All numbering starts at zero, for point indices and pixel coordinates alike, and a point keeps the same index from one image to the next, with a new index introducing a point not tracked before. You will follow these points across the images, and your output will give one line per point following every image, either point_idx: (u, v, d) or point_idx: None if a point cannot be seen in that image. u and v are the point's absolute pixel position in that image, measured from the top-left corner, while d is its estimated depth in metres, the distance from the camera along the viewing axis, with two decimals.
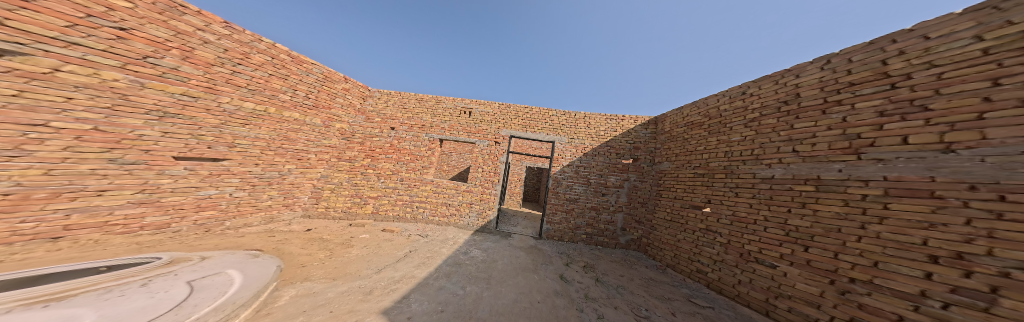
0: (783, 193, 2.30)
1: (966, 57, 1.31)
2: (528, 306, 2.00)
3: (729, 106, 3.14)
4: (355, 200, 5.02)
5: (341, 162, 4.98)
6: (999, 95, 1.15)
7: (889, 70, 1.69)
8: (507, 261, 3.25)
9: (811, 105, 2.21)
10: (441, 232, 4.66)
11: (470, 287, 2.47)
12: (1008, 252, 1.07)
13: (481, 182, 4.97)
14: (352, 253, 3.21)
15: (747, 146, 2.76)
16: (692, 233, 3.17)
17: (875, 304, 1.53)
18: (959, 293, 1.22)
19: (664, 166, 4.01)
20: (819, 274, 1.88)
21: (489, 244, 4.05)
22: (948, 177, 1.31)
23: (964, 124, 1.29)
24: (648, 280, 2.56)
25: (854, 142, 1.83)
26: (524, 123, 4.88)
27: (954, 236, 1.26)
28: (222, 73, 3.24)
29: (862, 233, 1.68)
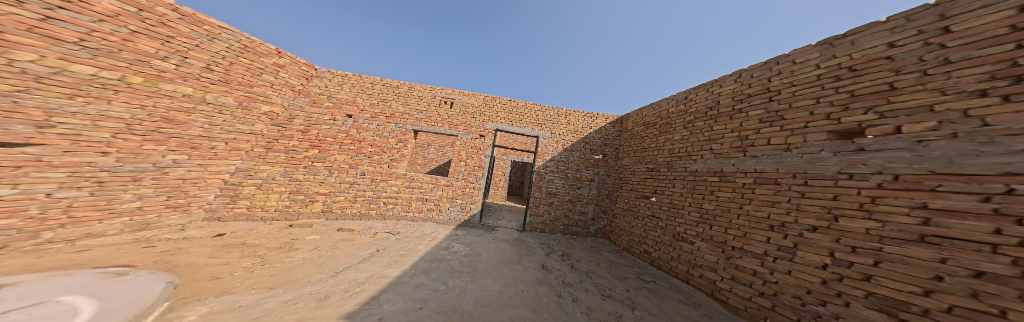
0: (700, 182, 3.05)
1: (804, 81, 2.14)
2: (513, 296, 2.21)
3: (675, 111, 3.82)
4: (296, 197, 4.19)
5: (270, 154, 4.01)
6: (818, 111, 1.99)
7: (769, 86, 2.47)
8: (492, 255, 3.37)
9: (725, 112, 2.96)
10: (413, 229, 4.38)
11: (452, 282, 2.52)
12: (805, 219, 1.92)
13: (464, 176, 4.81)
14: (295, 258, 2.71)
15: (685, 144, 3.45)
16: (642, 219, 3.87)
17: (743, 264, 2.32)
18: (781, 250, 2.05)
19: (625, 161, 4.68)
20: (717, 246, 2.62)
21: (473, 239, 4.07)
22: (784, 168, 2.15)
23: (797, 130, 2.13)
24: (610, 263, 3.10)
25: (744, 142, 2.62)
26: (510, 116, 4.84)
27: (780, 210, 2.12)
28: (17, 15, 2.00)
29: (741, 211, 2.47)
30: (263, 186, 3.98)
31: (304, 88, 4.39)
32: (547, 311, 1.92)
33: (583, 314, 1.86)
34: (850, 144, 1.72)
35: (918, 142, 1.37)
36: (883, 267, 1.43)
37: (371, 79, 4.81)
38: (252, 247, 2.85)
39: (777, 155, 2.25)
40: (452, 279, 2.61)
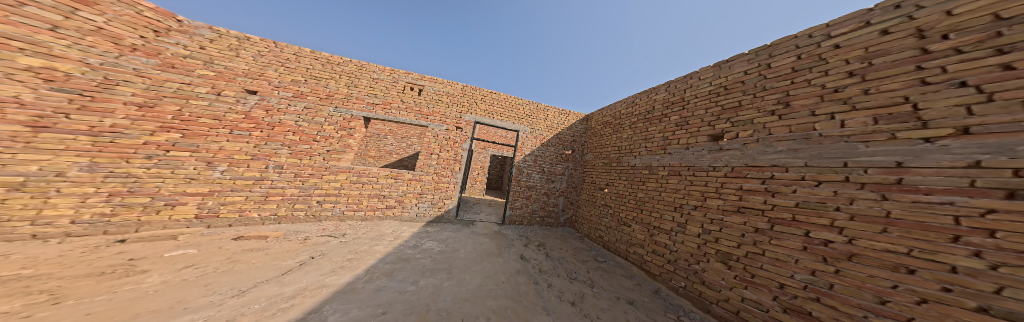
0: (634, 173, 3.78)
1: (699, 92, 3.02)
2: (494, 288, 2.32)
3: (625, 114, 4.41)
4: (135, 201, 2.73)
5: (39, 135, 2.34)
6: (704, 118, 2.85)
7: (680, 94, 3.31)
8: (469, 249, 3.38)
9: (656, 116, 3.65)
10: (359, 230, 3.64)
11: (424, 281, 2.36)
12: (690, 202, 2.72)
13: (438, 170, 4.60)
14: (153, 281, 1.72)
15: (631, 142, 4.02)
16: (597, 207, 4.46)
17: (657, 239, 3.05)
18: (676, 226, 2.84)
19: (589, 156, 5.14)
20: (643, 227, 3.33)
21: (450, 235, 3.92)
22: (680, 162, 3.00)
23: (694, 133, 2.96)
24: (576, 250, 3.66)
25: (663, 141, 3.39)
26: (490, 109, 4.80)
27: (675, 195, 2.96)
28: None
29: (656, 197, 3.21)
30: (29, 187, 2.29)
31: (150, 44, 2.93)
32: (526, 298, 2.14)
33: (557, 298, 2.20)
34: (715, 143, 2.66)
35: (743, 144, 2.34)
36: (722, 231, 2.33)
37: (292, 49, 3.87)
38: (23, 281, 1.51)
39: (688, 154, 2.95)
40: (410, 284, 2.27)
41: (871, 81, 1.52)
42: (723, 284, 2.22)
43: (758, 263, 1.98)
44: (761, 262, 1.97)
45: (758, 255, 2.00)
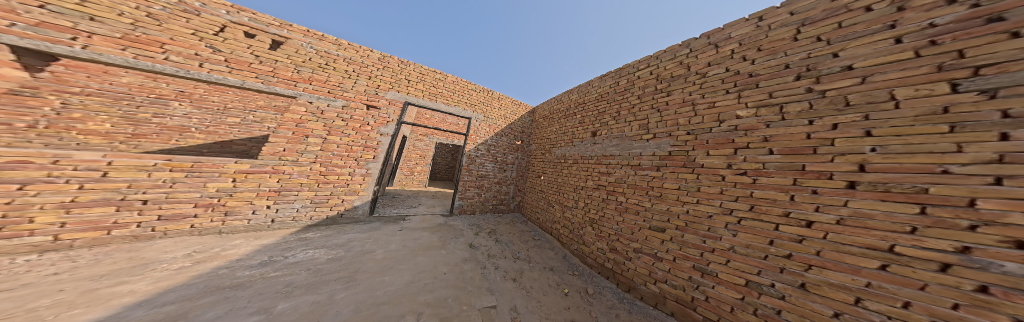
0: (552, 159, 4.46)
1: (580, 97, 4.03)
2: (428, 282, 2.14)
3: (550, 111, 4.90)
4: None
5: None
6: (582, 117, 3.88)
7: (570, 99, 4.31)
8: (391, 247, 2.82)
9: (560, 114, 4.49)
10: (9, 277, 1.48)
11: (290, 302, 1.63)
12: (579, 184, 3.64)
13: (324, 159, 3.47)
14: None
15: (553, 135, 4.58)
16: (535, 188, 4.76)
17: (563, 214, 3.86)
18: (572, 202, 3.73)
19: (531, 147, 5.35)
20: (557, 204, 4.07)
21: (361, 236, 3.12)
22: (573, 151, 3.95)
23: (576, 130, 3.96)
24: (521, 232, 4.06)
25: (562, 137, 4.29)
26: (417, 91, 4.35)
27: (570, 177, 3.85)
28: None
29: (561, 183, 4.03)
30: None
31: None
32: (471, 283, 2.23)
33: (502, 278, 2.45)
34: (592, 137, 3.62)
35: (597, 139, 3.50)
36: (589, 203, 3.38)
37: None
38: None
39: (584, 146, 3.72)
40: (240, 319, 1.32)
41: (638, 104, 2.96)
42: (591, 241, 3.24)
43: (603, 222, 3.10)
44: (604, 221, 3.10)
45: (605, 216, 3.10)
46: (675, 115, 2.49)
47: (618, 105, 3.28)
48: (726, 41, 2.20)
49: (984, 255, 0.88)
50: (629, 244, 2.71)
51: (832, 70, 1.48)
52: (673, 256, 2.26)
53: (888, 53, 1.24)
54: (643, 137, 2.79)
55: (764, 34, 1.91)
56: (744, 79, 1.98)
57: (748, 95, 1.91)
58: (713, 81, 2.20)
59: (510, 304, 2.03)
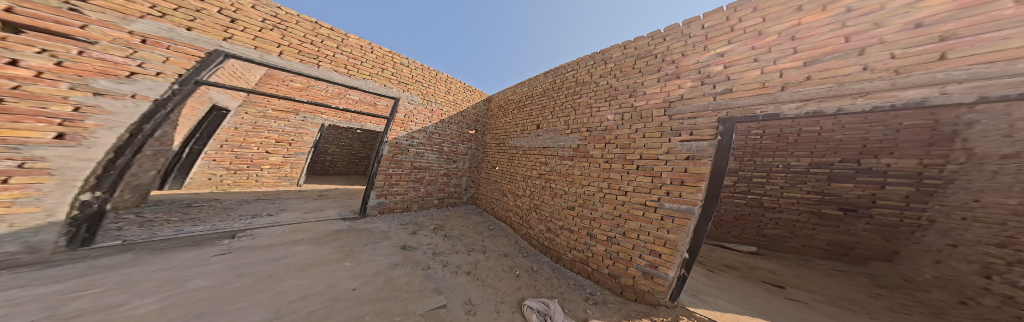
0: (500, 151, 4.37)
1: (521, 91, 4.05)
2: (321, 307, 1.31)
3: (502, 104, 4.66)
4: None
5: None
6: (523, 108, 3.90)
7: (509, 96, 4.41)
8: (199, 286, 1.39)
9: (505, 107, 4.47)
10: None
11: None
12: (523, 180, 3.59)
13: None
14: None
15: (501, 131, 4.49)
16: (489, 181, 4.51)
17: (509, 207, 3.79)
18: (519, 193, 3.62)
19: (485, 136, 5.01)
20: (507, 196, 3.88)
21: (81, 281, 1.30)
22: (517, 142, 3.90)
23: (516, 123, 4.02)
24: (475, 223, 3.69)
25: (508, 135, 4.22)
26: (248, 37, 2.28)
27: (518, 170, 3.72)
28: None
29: (507, 178, 3.99)
30: None
31: None
32: (407, 289, 1.67)
33: (453, 273, 2.07)
34: (536, 130, 3.48)
35: (531, 131, 3.58)
36: (528, 194, 3.43)
37: None
38: None
39: (531, 138, 3.56)
40: None
41: (550, 104, 3.24)
42: (534, 224, 3.24)
43: (544, 207, 3.11)
44: (544, 207, 3.12)
45: (542, 202, 3.16)
46: (586, 115, 2.71)
47: (551, 102, 3.28)
48: (609, 60, 2.55)
49: (666, 200, 1.89)
50: (555, 223, 2.89)
51: (638, 93, 2.21)
52: (578, 227, 2.63)
53: (657, 87, 2.06)
54: (566, 132, 2.91)
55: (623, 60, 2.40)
56: (594, 93, 2.65)
57: (596, 103, 2.62)
58: (595, 91, 2.64)
59: (464, 298, 1.77)
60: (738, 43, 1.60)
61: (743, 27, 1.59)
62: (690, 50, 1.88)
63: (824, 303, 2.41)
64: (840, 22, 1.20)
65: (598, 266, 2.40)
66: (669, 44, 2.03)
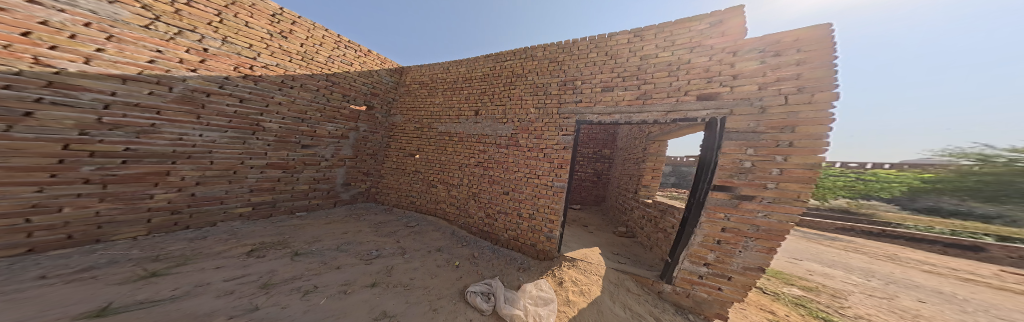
0: (423, 142, 4.24)
1: (447, 71, 4.21)
2: None
3: (423, 80, 4.44)
4: None
5: None
6: (456, 88, 4.02)
7: (416, 80, 4.60)
8: None
9: (409, 95, 4.63)
10: None
11: None
12: (463, 170, 3.65)
13: None
14: None
15: (410, 119, 4.51)
16: (405, 174, 4.33)
17: (436, 198, 3.85)
18: (455, 182, 3.69)
19: (387, 121, 4.84)
20: (447, 190, 3.73)
21: None
22: (451, 129, 3.93)
23: (446, 113, 4.06)
24: (378, 229, 3.18)
25: (439, 127, 4.06)
26: None
27: (462, 158, 3.70)
28: None
29: (435, 167, 3.96)
30: None
31: None
32: None
33: (339, 294, 1.26)
34: (475, 116, 3.71)
35: (467, 118, 3.77)
36: (460, 186, 3.65)
37: None
38: None
39: (468, 124, 3.75)
40: None
41: (483, 104, 3.63)
42: (473, 212, 3.48)
43: (483, 195, 3.40)
44: (484, 196, 3.39)
45: (480, 190, 3.46)
46: (517, 106, 3.25)
47: (491, 90, 3.56)
48: (533, 56, 3.20)
49: (557, 182, 2.87)
50: (493, 209, 3.32)
51: (547, 92, 3.00)
52: (511, 211, 3.18)
53: (556, 86, 2.92)
54: (503, 121, 3.34)
55: (538, 56, 3.14)
56: (511, 92, 3.32)
57: (504, 106, 3.38)
58: (526, 83, 3.19)
59: (374, 312, 1.20)
60: (588, 68, 2.69)
61: (588, 55, 2.71)
62: (570, 62, 2.85)
63: (597, 230, 5.03)
64: (611, 70, 2.54)
65: (527, 241, 3.04)
66: (562, 54, 2.93)
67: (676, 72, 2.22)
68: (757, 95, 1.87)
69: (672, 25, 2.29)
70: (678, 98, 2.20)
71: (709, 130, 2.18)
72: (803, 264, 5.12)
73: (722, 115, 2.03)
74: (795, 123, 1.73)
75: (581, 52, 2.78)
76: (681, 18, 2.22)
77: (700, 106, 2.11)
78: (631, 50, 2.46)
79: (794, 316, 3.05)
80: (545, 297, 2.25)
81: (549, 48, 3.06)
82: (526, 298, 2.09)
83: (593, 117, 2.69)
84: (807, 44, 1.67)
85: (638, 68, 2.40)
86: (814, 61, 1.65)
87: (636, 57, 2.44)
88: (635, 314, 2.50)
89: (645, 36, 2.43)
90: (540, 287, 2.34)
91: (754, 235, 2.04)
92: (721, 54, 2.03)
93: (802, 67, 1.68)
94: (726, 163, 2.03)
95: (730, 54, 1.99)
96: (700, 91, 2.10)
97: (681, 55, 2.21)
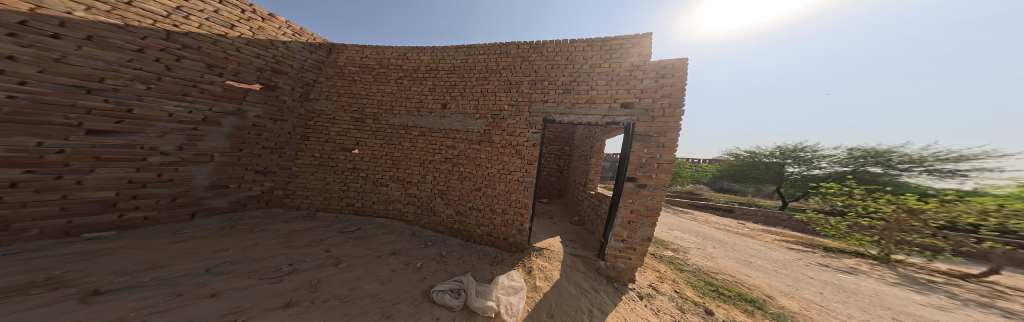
0: (371, 139, 4.05)
1: (403, 59, 4.09)
2: None
3: (369, 65, 4.13)
4: None
5: None
6: (413, 79, 4.00)
7: (354, 64, 4.17)
8: None
9: (341, 80, 4.14)
10: None
11: None
12: (429, 165, 3.83)
13: None
14: None
15: (346, 112, 4.10)
16: (343, 172, 4.08)
17: (390, 192, 3.98)
18: (418, 182, 3.88)
19: (303, 107, 4.05)
20: (403, 183, 3.94)
21: None
22: (403, 123, 3.96)
23: (405, 110, 3.98)
24: (311, 244, 2.64)
25: (397, 122, 3.99)
26: None
27: (423, 151, 3.86)
28: None
29: (391, 163, 3.98)
30: None
31: None
32: None
33: None
34: (443, 110, 3.82)
35: (429, 113, 3.87)
36: (422, 182, 3.86)
37: None
38: None
39: (433, 118, 3.84)
40: None
41: (449, 106, 3.78)
42: (440, 210, 3.77)
43: (453, 191, 3.70)
44: (455, 191, 3.70)
45: (451, 186, 3.72)
46: (492, 102, 3.48)
47: (464, 83, 3.71)
48: (507, 53, 3.46)
49: (528, 177, 3.26)
50: (465, 205, 3.64)
51: (518, 90, 3.29)
52: (483, 206, 3.55)
53: (526, 89, 3.24)
54: (475, 117, 3.57)
55: (510, 53, 3.42)
56: (480, 92, 3.58)
57: (465, 106, 3.68)
58: (501, 79, 3.42)
59: None
60: (553, 72, 3.11)
61: (554, 58, 3.12)
62: (537, 63, 3.23)
63: (561, 221, 5.59)
64: (569, 75, 3.02)
65: (501, 234, 3.48)
66: (534, 56, 3.25)
67: (612, 82, 2.86)
68: (653, 107, 2.72)
69: (611, 41, 2.91)
70: (609, 104, 2.87)
71: (626, 132, 2.95)
72: (676, 233, 7.61)
73: (633, 120, 2.80)
74: (668, 129, 2.68)
75: (550, 53, 3.17)
76: (614, 37, 2.86)
77: (620, 113, 2.84)
78: (585, 57, 2.98)
79: (671, 272, 4.40)
80: (515, 285, 2.55)
81: (521, 47, 3.37)
82: (497, 289, 2.37)
83: (556, 117, 3.09)
84: (680, 73, 2.61)
85: (586, 75, 2.96)
86: (680, 85, 2.62)
87: (584, 63, 2.97)
88: (584, 291, 2.95)
89: (595, 46, 2.97)
90: (511, 277, 2.66)
91: (647, 213, 2.99)
92: (636, 70, 2.76)
93: (676, 89, 2.63)
94: (634, 159, 2.87)
95: (642, 72, 2.74)
96: (623, 100, 2.82)
97: (613, 67, 2.86)
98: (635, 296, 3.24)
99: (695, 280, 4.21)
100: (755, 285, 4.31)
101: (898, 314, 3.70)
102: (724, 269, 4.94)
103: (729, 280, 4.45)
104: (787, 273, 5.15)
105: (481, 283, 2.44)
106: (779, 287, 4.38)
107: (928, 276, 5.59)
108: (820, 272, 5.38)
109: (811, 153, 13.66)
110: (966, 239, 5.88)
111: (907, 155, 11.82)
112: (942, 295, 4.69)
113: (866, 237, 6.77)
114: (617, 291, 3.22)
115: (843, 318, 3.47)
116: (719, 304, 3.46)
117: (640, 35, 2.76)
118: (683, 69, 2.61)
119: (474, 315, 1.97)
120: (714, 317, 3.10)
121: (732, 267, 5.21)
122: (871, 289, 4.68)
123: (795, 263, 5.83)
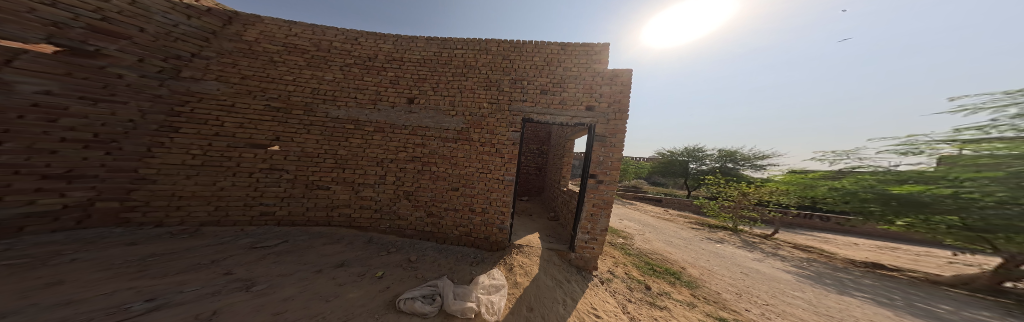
0: (302, 132, 3.19)
1: (352, 44, 3.52)
2: None
3: (299, 46, 3.35)
4: None
5: None
6: (368, 69, 3.48)
7: (272, 41, 3.28)
8: None
9: (248, 59, 3.15)
10: None
11: None
12: (387, 163, 3.31)
13: None
14: None
15: (260, 99, 3.11)
16: (254, 175, 3.01)
17: (330, 197, 3.19)
18: (371, 184, 3.27)
19: (165, 87, 2.76)
20: (349, 186, 3.23)
21: None
22: (351, 117, 3.32)
23: (354, 102, 3.37)
24: (192, 267, 1.78)
25: (340, 115, 3.31)
26: None
27: (377, 150, 3.32)
28: None
29: (329, 163, 3.21)
30: None
31: None
32: None
33: None
34: (408, 105, 3.47)
35: (389, 107, 3.43)
36: (376, 186, 3.27)
37: None
38: None
39: (397, 113, 3.43)
40: None
41: (415, 101, 3.48)
42: (407, 214, 3.28)
43: (421, 191, 3.31)
44: (423, 192, 3.32)
45: (420, 187, 3.32)
46: (471, 99, 3.45)
47: (437, 77, 3.54)
48: (488, 49, 3.57)
49: (507, 175, 3.31)
50: (439, 205, 3.32)
51: (500, 86, 3.42)
52: (460, 206, 3.32)
53: (509, 88, 3.40)
54: (451, 114, 3.42)
55: (492, 49, 3.55)
56: (454, 89, 3.50)
57: (436, 103, 3.47)
58: (481, 76, 3.47)
59: None
60: (532, 76, 3.41)
61: (533, 60, 3.45)
62: (518, 65, 3.47)
63: (537, 217, 5.85)
64: (546, 79, 3.40)
65: (479, 233, 3.33)
66: (516, 54, 3.50)
67: (579, 88, 3.39)
68: (608, 111, 3.36)
69: (578, 49, 3.47)
70: (578, 107, 3.37)
71: (589, 132, 3.50)
72: (625, 222, 9.11)
73: (594, 121, 3.37)
74: (618, 131, 3.36)
75: (530, 54, 3.49)
76: (580, 46, 3.44)
77: (586, 114, 3.36)
78: (559, 61, 3.44)
79: (623, 257, 5.21)
80: (497, 283, 2.44)
81: (502, 44, 3.55)
82: (477, 289, 2.21)
83: (535, 117, 3.38)
84: (626, 83, 3.36)
85: (560, 77, 3.40)
86: (625, 92, 3.36)
87: (557, 67, 3.42)
88: (559, 282, 3.12)
89: (567, 51, 3.48)
90: (492, 276, 2.53)
91: (605, 206, 3.52)
92: (597, 77, 3.38)
93: (622, 96, 3.35)
94: (595, 156, 3.41)
95: (601, 79, 3.37)
96: (587, 102, 3.36)
97: (581, 72, 3.41)
98: (597, 282, 3.65)
99: (638, 262, 5.13)
100: (674, 260, 5.65)
101: (743, 269, 5.66)
102: (656, 250, 6.24)
103: (659, 258, 5.65)
104: (691, 247, 7.00)
105: (458, 284, 2.22)
106: (688, 259, 5.89)
107: (753, 239, 8.82)
108: (707, 244, 7.61)
109: (701, 153, 19.47)
110: (766, 211, 9.65)
111: (743, 157, 18.49)
112: (759, 250, 7.51)
113: (727, 214, 10.07)
114: (585, 279, 3.55)
115: (719, 276, 4.99)
116: (654, 280, 4.34)
117: (600, 47, 3.42)
118: (627, 80, 3.36)
119: (451, 318, 1.76)
120: (652, 291, 3.84)
121: (660, 247, 6.64)
122: (730, 252, 6.99)
123: (695, 239, 8.07)
